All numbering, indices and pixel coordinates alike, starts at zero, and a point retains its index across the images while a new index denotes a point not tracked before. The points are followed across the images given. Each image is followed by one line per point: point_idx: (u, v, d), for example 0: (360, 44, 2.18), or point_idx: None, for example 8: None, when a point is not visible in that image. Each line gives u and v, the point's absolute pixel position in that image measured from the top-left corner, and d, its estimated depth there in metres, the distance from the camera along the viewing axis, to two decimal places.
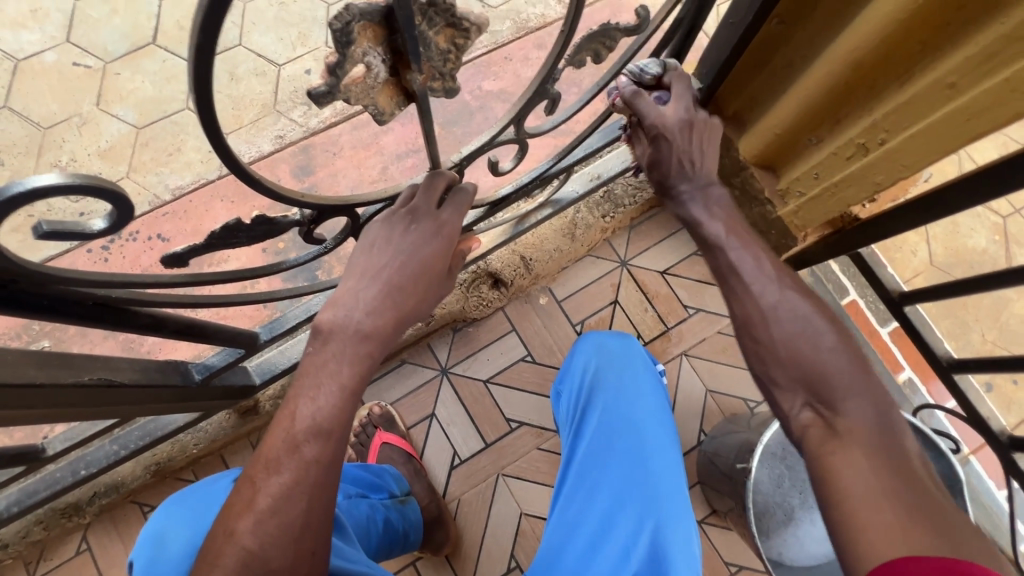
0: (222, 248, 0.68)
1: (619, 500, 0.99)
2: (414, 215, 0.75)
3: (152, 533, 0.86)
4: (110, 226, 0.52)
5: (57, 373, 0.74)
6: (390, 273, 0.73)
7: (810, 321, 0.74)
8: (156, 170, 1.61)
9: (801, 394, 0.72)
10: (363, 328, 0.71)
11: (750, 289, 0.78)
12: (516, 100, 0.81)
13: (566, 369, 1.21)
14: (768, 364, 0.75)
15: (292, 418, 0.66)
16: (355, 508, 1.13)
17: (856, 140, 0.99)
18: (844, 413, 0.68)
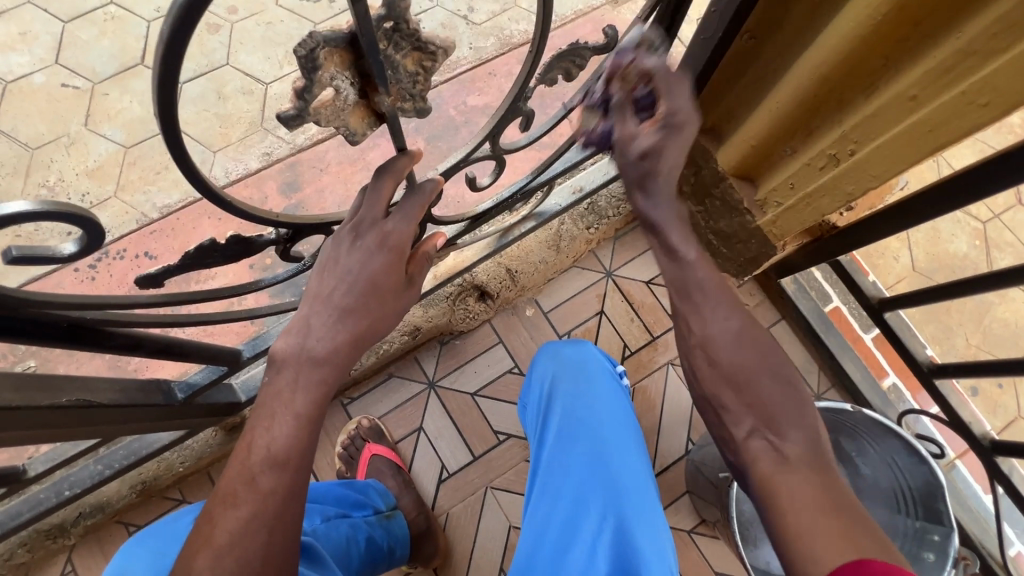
0: (197, 269, 0.69)
1: (581, 503, 0.99)
2: (358, 230, 0.73)
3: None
4: (81, 250, 0.53)
5: (34, 395, 0.74)
6: (339, 296, 0.73)
7: (753, 339, 0.70)
8: (144, 188, 1.62)
9: (749, 420, 0.67)
10: (315, 353, 0.71)
11: (713, 312, 0.72)
12: (489, 118, 0.83)
13: (528, 383, 1.22)
14: (716, 386, 0.70)
15: (249, 449, 0.66)
16: (333, 530, 1.11)
17: (827, 151, 1.02)
18: (792, 439, 0.65)
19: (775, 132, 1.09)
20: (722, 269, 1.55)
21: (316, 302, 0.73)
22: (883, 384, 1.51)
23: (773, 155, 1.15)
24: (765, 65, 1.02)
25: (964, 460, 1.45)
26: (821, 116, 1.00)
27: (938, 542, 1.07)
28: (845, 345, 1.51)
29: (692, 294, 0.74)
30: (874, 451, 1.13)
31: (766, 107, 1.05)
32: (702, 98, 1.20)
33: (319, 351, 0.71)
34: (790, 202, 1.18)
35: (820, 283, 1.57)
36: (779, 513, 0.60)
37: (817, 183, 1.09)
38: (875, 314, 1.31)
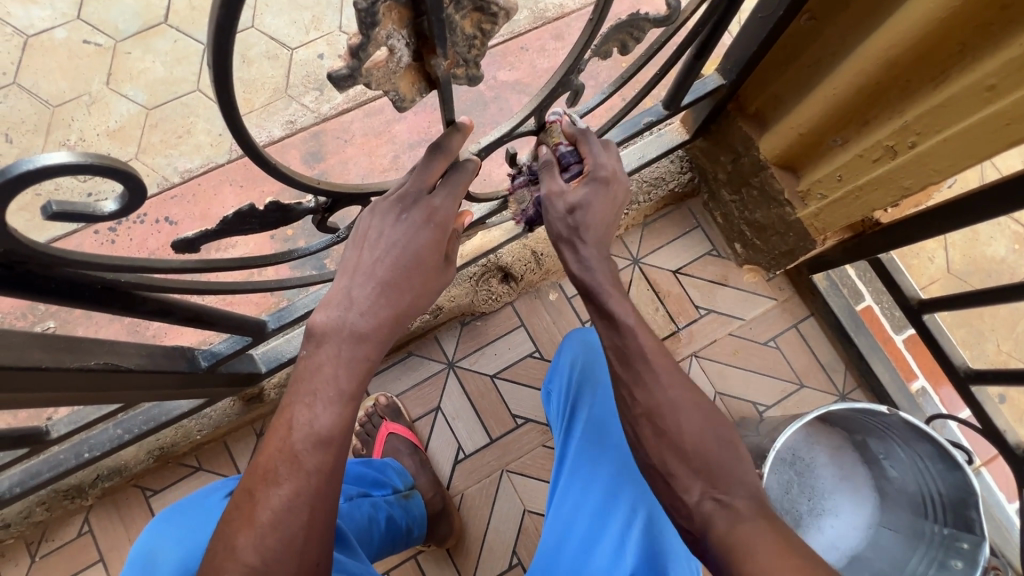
0: (234, 235, 0.66)
1: (613, 494, 0.98)
2: (404, 203, 0.70)
3: (142, 553, 0.85)
4: (122, 209, 0.50)
5: (62, 356, 0.72)
6: (381, 269, 0.70)
7: (701, 410, 0.72)
8: (165, 151, 1.59)
9: (699, 483, 0.68)
10: (361, 330, 0.69)
11: (660, 382, 0.73)
12: (538, 91, 0.79)
13: (555, 368, 1.20)
14: (664, 455, 0.71)
15: (290, 426, 0.65)
16: (356, 510, 1.11)
17: (885, 143, 0.97)
18: (738, 495, 0.67)
19: (828, 119, 1.04)
20: (753, 261, 1.51)
21: (354, 272, 0.70)
22: (912, 387, 1.48)
23: (822, 144, 1.10)
24: (824, 48, 0.97)
25: (991, 468, 1.42)
26: (882, 104, 0.95)
27: (968, 550, 1.04)
28: (876, 345, 1.47)
29: (636, 363, 0.74)
30: (905, 455, 1.14)
31: (822, 93, 1.01)
32: (751, 79, 1.16)
33: (363, 327, 0.69)
34: (836, 195, 1.12)
35: (853, 280, 1.53)
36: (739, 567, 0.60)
37: (868, 176, 1.04)
38: (912, 316, 1.27)
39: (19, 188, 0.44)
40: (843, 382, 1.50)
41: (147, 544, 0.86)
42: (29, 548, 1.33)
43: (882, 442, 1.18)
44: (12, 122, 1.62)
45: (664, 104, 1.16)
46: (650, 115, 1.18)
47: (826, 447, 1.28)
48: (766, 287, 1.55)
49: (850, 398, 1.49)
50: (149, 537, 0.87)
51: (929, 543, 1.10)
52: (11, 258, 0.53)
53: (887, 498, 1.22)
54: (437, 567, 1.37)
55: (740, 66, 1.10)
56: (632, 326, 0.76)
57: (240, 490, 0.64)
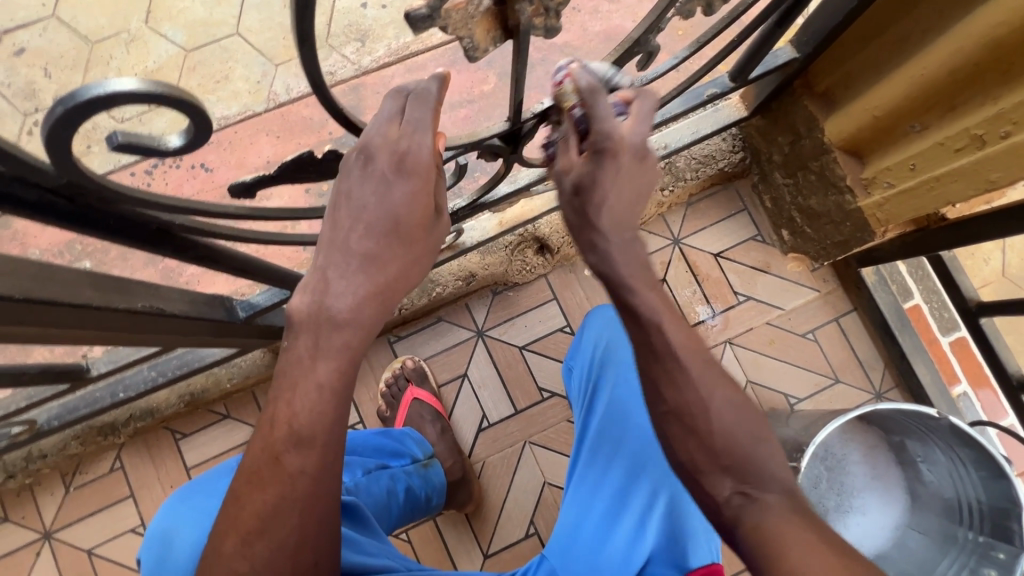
0: (289, 183, 0.63)
1: (634, 474, 0.98)
2: (366, 154, 0.63)
3: (157, 533, 0.86)
4: (187, 145, 0.47)
5: (111, 297, 0.71)
6: (355, 239, 0.66)
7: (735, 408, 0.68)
8: (203, 96, 1.56)
9: (729, 478, 0.65)
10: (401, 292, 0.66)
11: (689, 381, 0.68)
12: (611, 52, 0.74)
13: (578, 345, 1.18)
14: (694, 455, 0.67)
15: (326, 386, 0.64)
16: (374, 484, 1.08)
17: (972, 131, 0.89)
18: (771, 490, 0.64)
19: (909, 102, 0.97)
20: (800, 250, 1.45)
21: (329, 239, 0.67)
22: (953, 391, 1.42)
23: (898, 129, 1.03)
24: (916, 23, 0.89)
25: None
26: (976, 89, 0.88)
27: (1004, 561, 1.01)
28: (919, 346, 1.41)
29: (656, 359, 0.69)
30: (943, 458, 1.11)
31: (907, 73, 0.94)
32: (825, 55, 1.09)
33: (343, 309, 0.65)
34: (905, 185, 1.05)
35: (903, 276, 1.45)
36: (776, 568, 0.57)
37: (947, 167, 0.97)
38: (969, 318, 1.21)
39: (85, 116, 0.41)
40: (881, 380, 1.46)
41: (164, 525, 0.86)
42: (63, 479, 1.37)
43: (921, 445, 1.15)
44: (51, 57, 1.59)
45: (730, 76, 1.09)
46: (715, 86, 1.11)
47: (860, 445, 1.25)
48: (809, 277, 1.50)
49: (886, 397, 1.46)
50: (162, 519, 0.88)
51: (960, 550, 1.08)
52: (72, 192, 0.51)
53: (919, 500, 1.20)
54: (454, 529, 1.38)
55: (819, 38, 1.02)
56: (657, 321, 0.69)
57: (261, 450, 0.63)
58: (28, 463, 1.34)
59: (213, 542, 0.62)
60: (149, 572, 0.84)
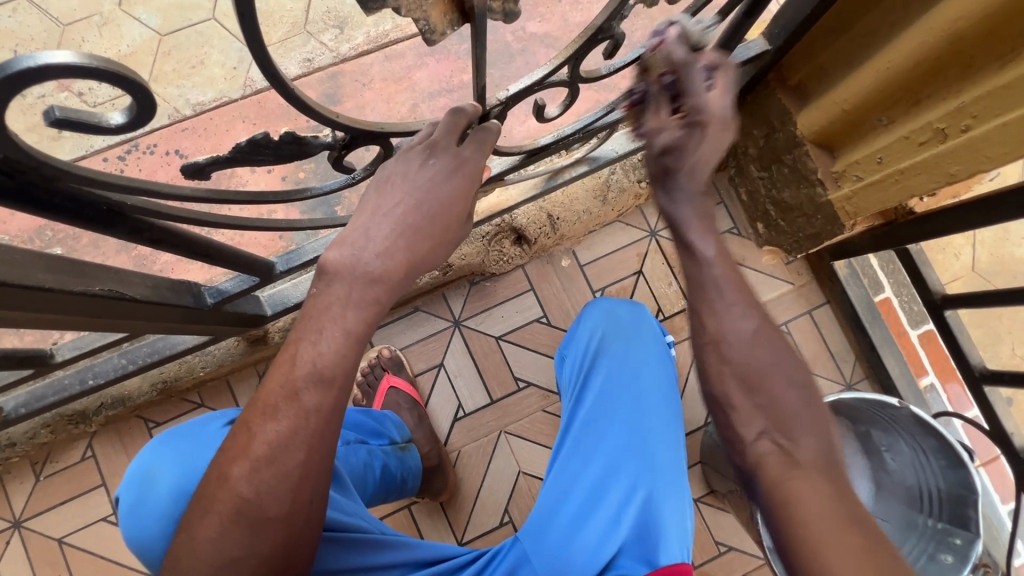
0: (244, 165, 0.63)
1: (614, 467, 0.99)
2: (432, 149, 0.69)
3: (139, 472, 0.84)
4: (130, 122, 0.47)
5: (67, 280, 0.70)
6: (402, 210, 0.68)
7: (781, 356, 0.65)
8: (177, 82, 1.53)
9: (760, 422, 0.63)
10: (370, 273, 0.66)
11: (725, 308, 0.66)
12: (574, 39, 0.75)
13: (572, 336, 1.21)
14: (727, 385, 0.64)
15: (293, 361, 0.63)
16: (352, 455, 1.09)
17: (935, 125, 0.91)
18: (805, 444, 0.61)
19: (876, 96, 0.99)
20: (774, 243, 1.47)
21: (377, 200, 0.68)
22: (921, 383, 1.45)
23: (865, 123, 1.05)
24: (883, 17, 0.91)
25: (989, 468, 1.39)
26: (939, 82, 0.89)
27: (960, 546, 1.04)
28: (888, 338, 1.43)
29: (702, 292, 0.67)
30: (907, 447, 1.14)
31: (873, 67, 0.95)
32: (797, 49, 1.10)
33: (375, 269, 0.66)
34: (871, 178, 1.07)
35: (875, 270, 1.48)
36: (794, 531, 0.56)
37: (911, 160, 0.98)
38: (934, 311, 1.24)
39: (16, 87, 0.41)
40: (851, 372, 1.48)
41: (142, 466, 0.84)
42: (34, 467, 1.36)
43: (885, 434, 1.16)
44: (21, 39, 1.56)
45: None
46: None
47: None
48: (784, 271, 1.51)
49: (856, 388, 1.48)
50: (146, 458, 0.85)
51: (920, 535, 1.11)
52: (12, 167, 0.50)
53: None
54: (429, 518, 1.39)
55: (790, 29, 1.03)
56: (711, 257, 0.68)
57: (279, 384, 0.63)
58: None
59: (219, 467, 0.63)
60: (130, 510, 0.82)
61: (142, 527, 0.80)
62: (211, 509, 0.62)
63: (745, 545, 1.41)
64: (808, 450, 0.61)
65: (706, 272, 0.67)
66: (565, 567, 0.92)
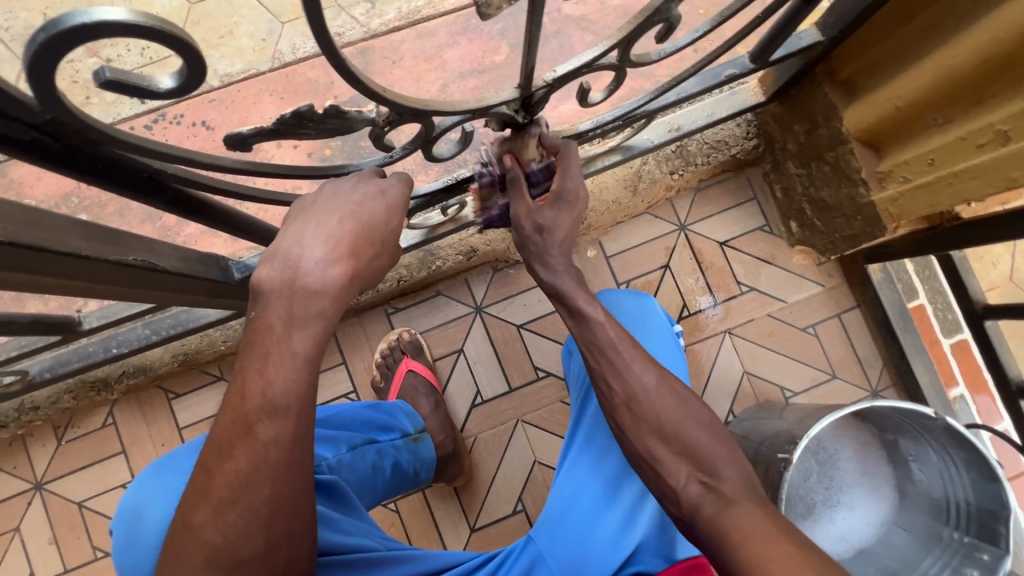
0: (288, 139, 0.61)
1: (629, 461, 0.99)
2: (360, 176, 0.73)
3: (129, 508, 0.84)
4: (180, 87, 0.45)
5: (103, 248, 0.69)
6: (327, 224, 0.67)
7: (683, 401, 0.78)
8: (206, 52, 1.51)
9: (685, 468, 0.73)
10: (313, 284, 0.64)
11: (632, 370, 0.78)
12: (628, 21, 0.72)
13: None
14: (648, 442, 0.76)
15: (242, 395, 0.62)
16: (360, 461, 1.05)
17: (997, 126, 0.86)
18: (723, 477, 0.72)
19: (933, 94, 0.94)
20: (807, 243, 1.43)
21: (306, 215, 0.68)
22: (950, 393, 1.41)
23: (918, 122, 1.00)
24: (948, 11, 0.86)
25: (1016, 483, 1.36)
26: (1005, 82, 0.84)
27: (988, 561, 1.01)
28: (919, 346, 1.39)
29: (602, 355, 0.81)
30: (935, 458, 1.10)
31: (932, 63, 0.91)
32: (849, 41, 1.06)
33: (315, 283, 0.64)
34: (921, 180, 1.03)
35: (909, 275, 1.43)
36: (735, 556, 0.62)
37: (967, 163, 0.94)
38: (973, 321, 1.20)
39: (68, 46, 0.39)
40: (878, 378, 1.45)
41: (134, 499, 0.84)
42: (55, 432, 1.38)
43: (913, 444, 1.14)
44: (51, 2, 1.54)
45: (750, 56, 1.06)
46: (734, 67, 1.07)
47: (853, 441, 1.26)
48: (815, 272, 1.48)
49: (882, 395, 1.45)
50: (135, 493, 0.86)
51: (944, 548, 1.08)
52: (57, 130, 0.49)
53: (907, 498, 1.20)
54: (442, 503, 1.39)
55: (845, 20, 0.98)
56: (599, 319, 0.82)
57: (232, 420, 0.62)
58: (20, 414, 1.34)
59: (223, 477, 0.62)
60: (119, 547, 0.82)
61: (131, 564, 0.80)
62: (194, 548, 0.62)
63: None
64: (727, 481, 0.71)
65: (602, 335, 0.81)
66: (581, 564, 0.90)
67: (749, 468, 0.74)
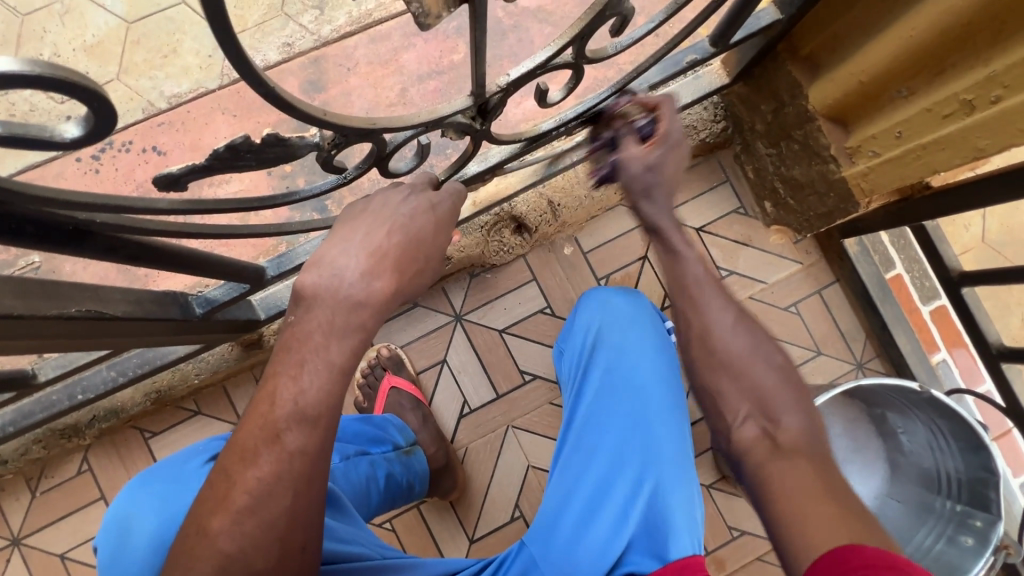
0: (226, 172, 0.57)
1: (616, 460, 0.96)
2: (412, 189, 0.73)
3: (118, 518, 0.80)
4: (87, 135, 0.41)
5: (39, 303, 0.64)
6: (381, 237, 0.66)
7: (759, 346, 0.76)
8: (149, 73, 1.43)
9: (746, 407, 0.72)
10: (357, 295, 0.62)
11: (712, 306, 0.79)
12: (580, 17, 0.68)
13: (568, 328, 1.15)
14: (719, 382, 0.75)
15: (273, 401, 0.58)
16: (352, 470, 1.03)
17: (962, 96, 0.85)
18: (790, 422, 0.70)
19: (897, 65, 0.92)
20: (783, 223, 1.42)
21: (357, 223, 0.66)
22: (933, 359, 1.43)
23: (884, 95, 0.99)
24: None
25: (1001, 442, 1.38)
26: (967, 49, 0.83)
27: (981, 528, 1.01)
28: (900, 315, 1.40)
29: (690, 297, 0.81)
30: (923, 429, 1.11)
31: (893, 36, 0.89)
32: (810, 17, 1.03)
33: (358, 294, 0.62)
34: (890, 154, 1.02)
35: (885, 246, 1.44)
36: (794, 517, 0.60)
37: (934, 135, 0.93)
38: (951, 288, 1.21)
39: None
40: (862, 351, 1.46)
41: (124, 509, 0.80)
42: (29, 484, 1.32)
43: (901, 416, 1.15)
44: None
45: (710, 41, 1.03)
46: (696, 52, 1.04)
47: (843, 418, 1.23)
48: (793, 250, 1.47)
49: (867, 367, 1.46)
50: (123, 503, 0.81)
51: (937, 518, 1.09)
52: None
53: (898, 470, 1.20)
54: (439, 517, 1.37)
55: None
56: (690, 257, 0.82)
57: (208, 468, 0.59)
58: None
59: (187, 543, 0.58)
60: (107, 560, 0.78)
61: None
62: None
63: (759, 528, 1.40)
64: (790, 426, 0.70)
65: (690, 270, 0.81)
66: (575, 567, 0.88)
67: (816, 417, 0.72)
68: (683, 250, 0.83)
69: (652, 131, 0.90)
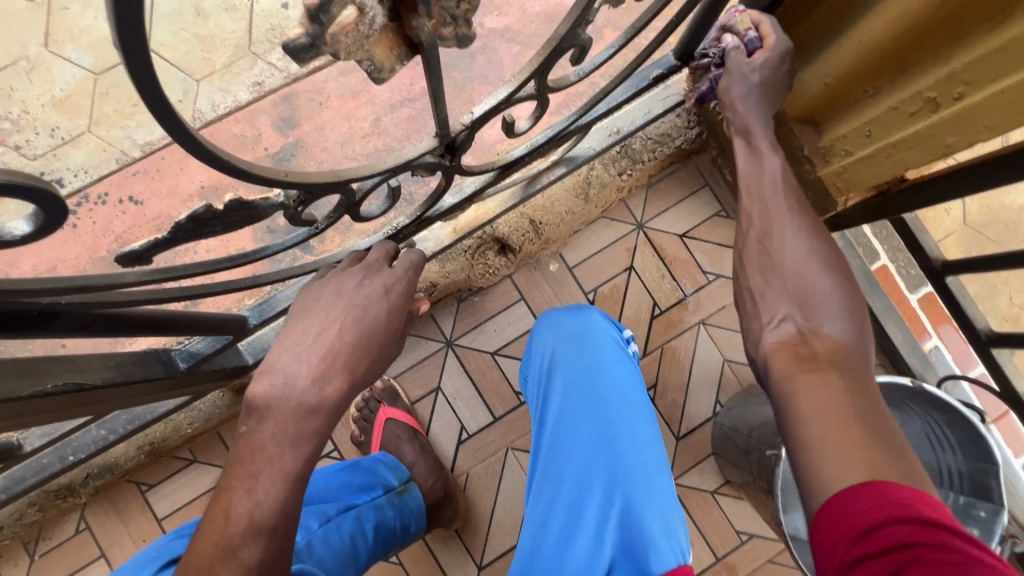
0: (190, 242, 0.57)
1: (585, 482, 0.95)
2: (367, 272, 0.75)
3: None
4: (37, 229, 0.41)
5: (12, 385, 0.64)
6: (335, 333, 0.69)
7: (816, 255, 0.70)
8: (121, 123, 1.43)
9: (786, 304, 0.67)
10: (309, 401, 0.65)
11: (777, 210, 0.74)
12: (537, 51, 0.68)
13: (528, 354, 1.14)
14: (762, 286, 0.70)
15: (235, 508, 0.59)
16: (333, 533, 1.02)
17: (926, 94, 0.86)
18: (832, 329, 0.65)
19: (861, 66, 0.92)
20: None
21: (310, 320, 0.70)
22: (925, 347, 1.43)
23: (850, 95, 0.99)
24: None
25: (1000, 425, 1.39)
26: (926, 49, 0.83)
27: (985, 518, 1.01)
28: (889, 306, 1.41)
29: (760, 200, 0.77)
30: (921, 421, 1.10)
31: (854, 39, 0.89)
32: (771, 22, 1.03)
33: (311, 400, 0.65)
34: (864, 152, 1.02)
35: (868, 238, 1.45)
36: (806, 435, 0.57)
37: (904, 132, 0.94)
38: (935, 278, 1.21)
39: None
40: None
41: None
42: (26, 548, 1.30)
43: (898, 411, 1.13)
44: None
45: (674, 55, 1.03)
46: (660, 67, 1.04)
47: None
48: None
49: None
50: None
51: None
52: None
53: None
54: (444, 547, 1.36)
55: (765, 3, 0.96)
56: (757, 162, 0.80)
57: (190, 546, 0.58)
58: None
59: None
60: None
61: None
62: None
63: (767, 530, 1.39)
64: (831, 332, 0.64)
65: (766, 165, 0.79)
66: None
67: (864, 326, 0.66)
68: (761, 151, 0.81)
69: (757, 45, 0.87)
